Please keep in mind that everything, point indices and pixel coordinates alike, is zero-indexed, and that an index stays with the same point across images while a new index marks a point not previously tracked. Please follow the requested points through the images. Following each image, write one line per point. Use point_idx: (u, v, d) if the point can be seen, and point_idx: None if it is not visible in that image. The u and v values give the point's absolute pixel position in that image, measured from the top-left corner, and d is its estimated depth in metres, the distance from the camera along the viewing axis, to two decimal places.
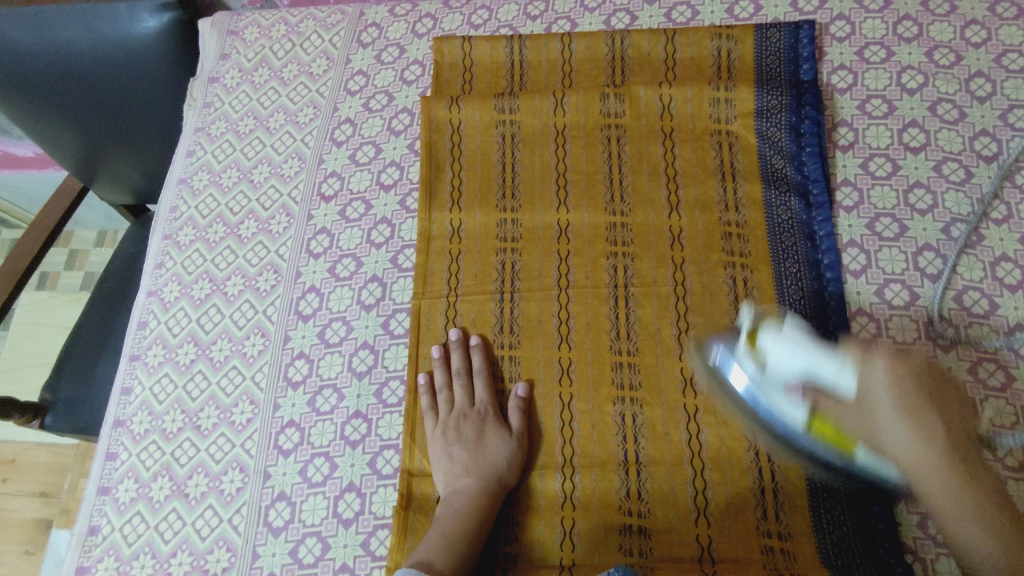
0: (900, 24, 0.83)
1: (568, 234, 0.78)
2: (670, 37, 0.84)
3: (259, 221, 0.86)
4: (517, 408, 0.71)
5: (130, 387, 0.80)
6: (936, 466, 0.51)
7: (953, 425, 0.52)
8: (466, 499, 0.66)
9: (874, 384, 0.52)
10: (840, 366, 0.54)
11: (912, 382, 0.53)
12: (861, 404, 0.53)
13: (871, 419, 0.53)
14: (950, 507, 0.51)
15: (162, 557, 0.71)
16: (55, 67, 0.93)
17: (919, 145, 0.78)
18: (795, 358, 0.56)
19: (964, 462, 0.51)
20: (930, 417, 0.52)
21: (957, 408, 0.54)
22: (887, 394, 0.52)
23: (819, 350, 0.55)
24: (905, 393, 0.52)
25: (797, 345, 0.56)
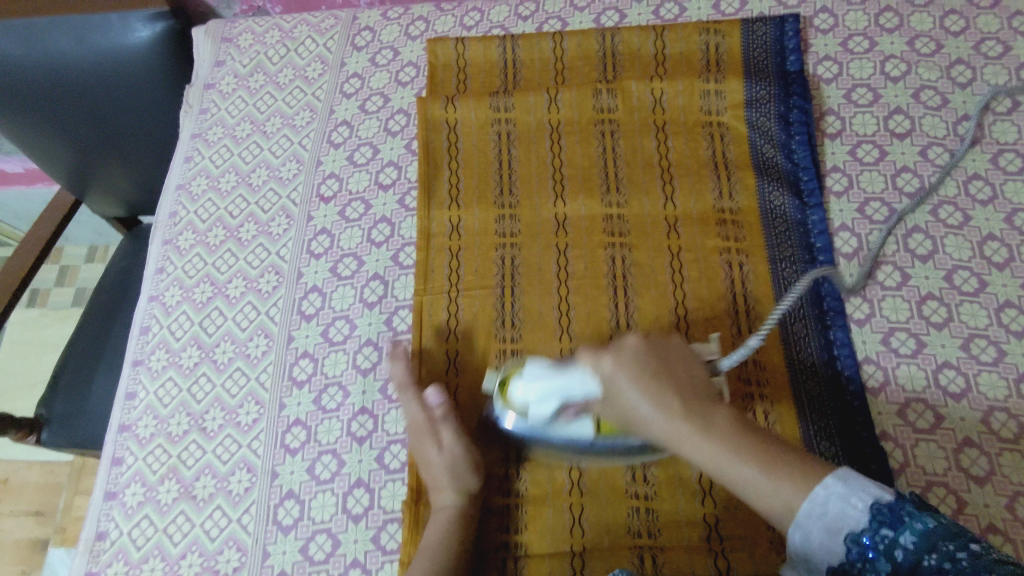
0: (882, 15, 0.86)
1: (567, 227, 0.79)
2: (659, 33, 0.86)
3: (259, 224, 0.86)
4: (443, 418, 0.69)
5: (134, 392, 0.80)
6: (673, 427, 0.51)
7: (681, 383, 0.54)
8: (437, 518, 0.66)
9: (608, 377, 0.56)
10: (581, 376, 0.59)
11: (636, 361, 0.55)
12: (614, 399, 0.56)
13: (626, 410, 0.55)
14: (722, 462, 0.49)
15: (171, 559, 0.71)
16: (48, 83, 0.93)
17: (904, 131, 0.80)
18: (551, 395, 0.61)
19: (706, 417, 0.51)
20: (659, 382, 0.53)
21: (681, 354, 0.57)
22: (620, 375, 0.55)
23: (561, 375, 0.61)
24: (629, 369, 0.55)
25: (546, 378, 0.62)
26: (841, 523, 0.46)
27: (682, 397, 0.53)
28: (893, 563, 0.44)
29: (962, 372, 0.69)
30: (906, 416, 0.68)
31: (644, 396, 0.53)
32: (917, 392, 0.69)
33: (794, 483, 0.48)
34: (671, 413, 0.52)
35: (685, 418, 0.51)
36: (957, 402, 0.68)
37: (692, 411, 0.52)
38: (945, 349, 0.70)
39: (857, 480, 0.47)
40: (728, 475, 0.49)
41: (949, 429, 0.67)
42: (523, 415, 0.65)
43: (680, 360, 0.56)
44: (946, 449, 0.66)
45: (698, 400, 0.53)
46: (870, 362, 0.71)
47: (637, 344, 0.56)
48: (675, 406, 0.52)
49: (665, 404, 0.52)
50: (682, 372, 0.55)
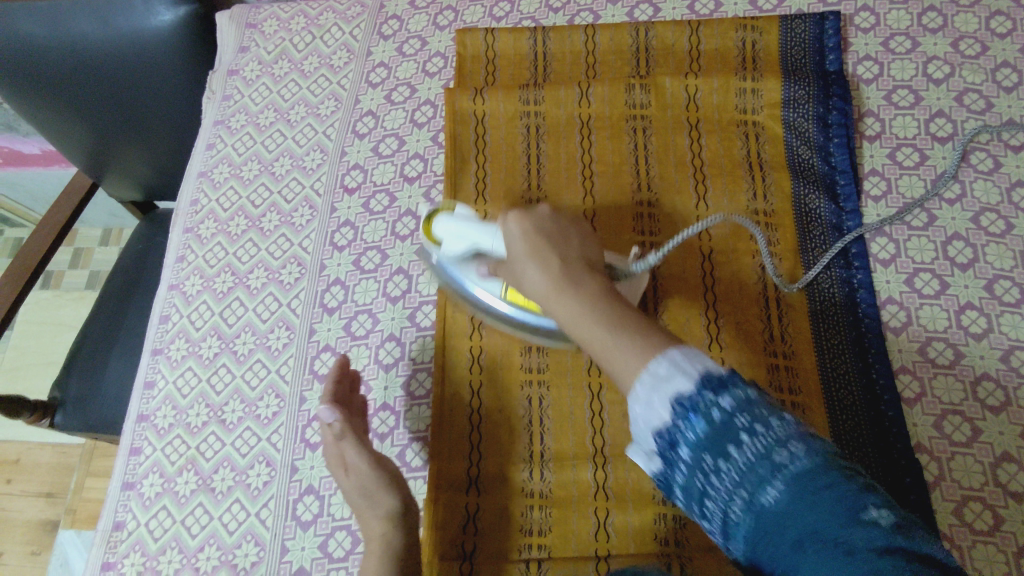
0: (925, 15, 0.83)
1: (595, 225, 0.77)
2: (694, 28, 0.84)
3: (282, 214, 0.85)
4: (342, 437, 0.67)
5: (153, 381, 0.79)
6: (545, 290, 0.49)
7: (568, 252, 0.52)
8: (371, 545, 0.63)
9: (508, 234, 0.54)
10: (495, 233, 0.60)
11: (536, 223, 0.53)
12: (513, 266, 0.54)
13: (516, 260, 0.53)
14: (574, 309, 0.47)
15: (188, 552, 0.70)
16: (69, 64, 0.92)
17: (946, 135, 0.78)
18: (462, 237, 0.63)
19: (575, 279, 0.49)
20: (543, 250, 0.51)
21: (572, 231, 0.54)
22: (515, 225, 0.54)
23: (478, 225, 0.62)
24: (531, 225, 0.53)
25: (465, 221, 0.63)
26: (671, 386, 0.41)
27: (561, 254, 0.51)
28: (712, 421, 0.40)
29: (1002, 385, 0.67)
30: (942, 428, 0.66)
31: (528, 253, 0.51)
32: (954, 405, 0.67)
33: (644, 350, 0.43)
34: (551, 266, 0.50)
35: (564, 276, 0.49)
36: (996, 416, 0.66)
37: (565, 267, 0.50)
38: (983, 361, 0.68)
39: (685, 357, 0.42)
40: (618, 375, 0.44)
41: (987, 443, 0.65)
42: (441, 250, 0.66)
43: (581, 242, 0.54)
44: (983, 463, 0.65)
45: (576, 267, 0.50)
46: (905, 372, 0.69)
47: (547, 213, 0.55)
48: (553, 261, 0.50)
49: (546, 265, 0.50)
50: (573, 250, 0.52)
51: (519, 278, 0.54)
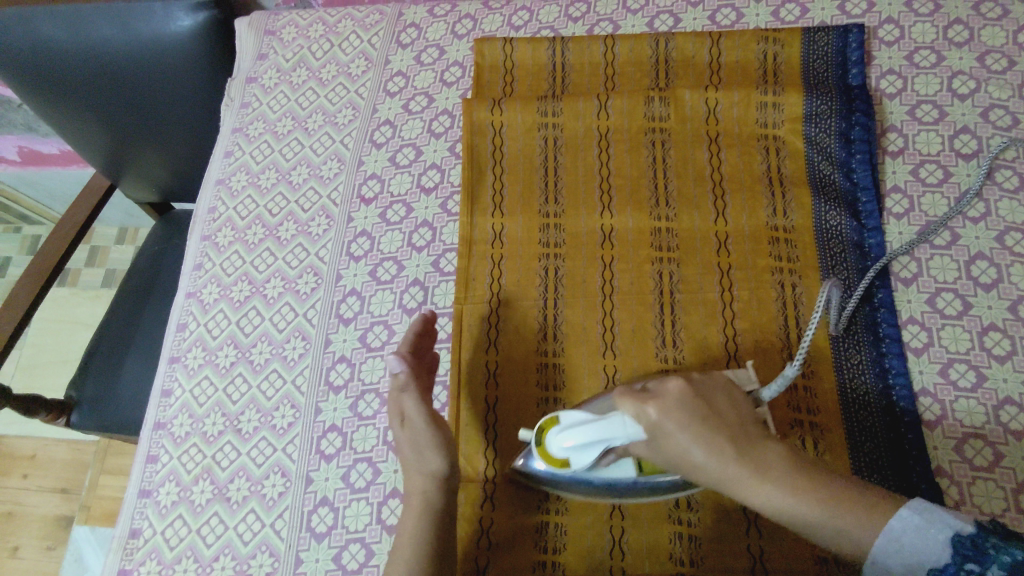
0: (951, 28, 0.82)
1: (612, 239, 0.77)
2: (715, 40, 0.83)
3: (299, 223, 0.85)
4: (406, 389, 0.68)
5: (170, 389, 0.79)
6: (727, 472, 0.52)
7: (727, 421, 0.54)
8: (413, 500, 0.64)
9: (653, 424, 0.53)
10: (629, 432, 0.55)
11: (684, 410, 0.53)
12: (667, 457, 0.55)
13: (671, 442, 0.53)
14: (777, 504, 0.50)
15: (203, 561, 0.70)
16: (90, 68, 0.93)
17: (971, 152, 0.76)
18: (591, 441, 0.57)
19: (763, 460, 0.51)
20: (710, 433, 0.52)
21: (728, 397, 0.56)
22: (668, 422, 0.53)
23: (597, 423, 0.57)
24: (676, 415, 0.53)
25: (586, 427, 0.57)
26: None
27: (727, 432, 0.53)
28: None
29: None
30: (963, 451, 0.65)
31: (693, 439, 0.52)
32: (976, 428, 0.66)
33: (853, 526, 0.49)
34: (724, 450, 0.52)
35: (748, 465, 0.51)
36: (1019, 441, 0.65)
37: (745, 451, 0.52)
38: (1007, 384, 0.67)
39: (931, 524, 0.42)
40: (779, 511, 0.50)
41: (1010, 468, 0.64)
42: (571, 467, 0.61)
43: (727, 399, 0.56)
44: (1005, 488, 0.64)
45: (748, 440, 0.52)
46: (926, 394, 0.68)
47: (680, 391, 0.55)
48: (727, 445, 0.52)
49: (716, 447, 0.52)
50: (737, 424, 0.54)
51: (667, 451, 0.54)
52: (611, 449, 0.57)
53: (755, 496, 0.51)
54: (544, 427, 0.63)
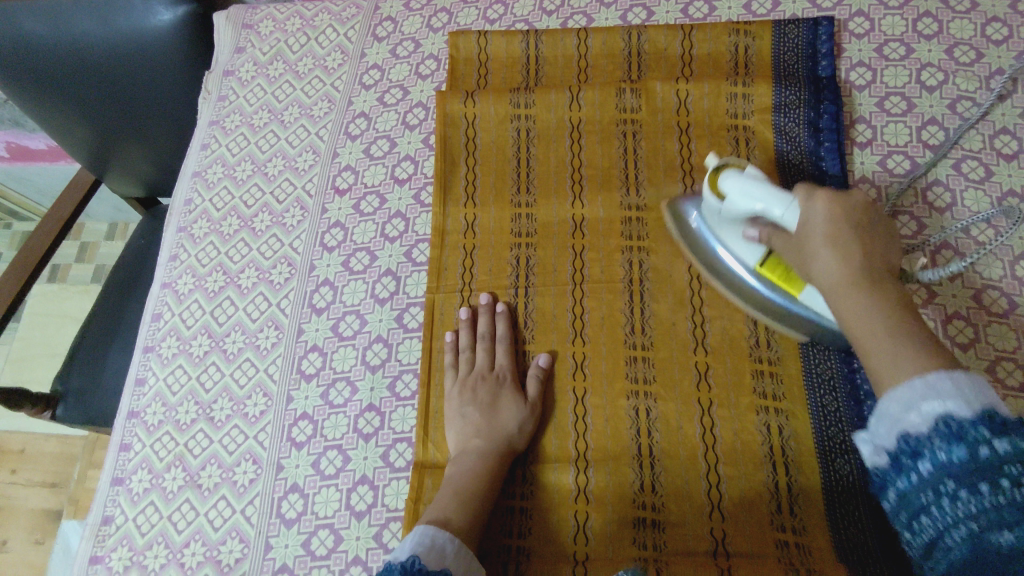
0: (919, 21, 0.83)
1: (583, 229, 0.78)
2: (687, 32, 0.84)
3: (274, 214, 0.86)
4: (533, 374, 0.72)
5: (144, 378, 0.80)
6: (836, 274, 0.54)
7: (875, 250, 0.54)
8: (469, 459, 0.67)
9: (808, 217, 0.57)
10: (788, 204, 0.59)
11: (831, 207, 0.56)
12: (804, 240, 0.57)
13: (808, 240, 0.57)
14: (856, 308, 0.51)
15: (174, 547, 0.71)
16: (71, 64, 0.93)
17: (938, 142, 0.77)
18: (748, 195, 0.62)
19: (876, 282, 0.52)
20: (842, 234, 0.54)
21: (887, 237, 0.56)
22: (816, 216, 0.56)
23: (763, 186, 0.62)
24: (823, 225, 0.56)
25: (757, 182, 0.62)
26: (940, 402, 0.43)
27: (866, 262, 0.53)
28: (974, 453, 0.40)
29: None
30: None
31: (824, 243, 0.55)
32: None
33: (909, 360, 0.46)
34: (850, 258, 0.54)
35: (868, 284, 0.52)
36: None
37: (869, 277, 0.52)
38: (969, 372, 0.68)
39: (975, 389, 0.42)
40: (864, 334, 0.50)
41: None
42: (724, 204, 0.66)
43: (886, 249, 0.55)
44: None
45: (874, 275, 0.52)
46: None
47: (859, 201, 0.56)
48: (854, 254, 0.54)
49: (843, 252, 0.54)
50: (881, 254, 0.54)
51: (807, 258, 0.57)
52: (766, 217, 0.62)
53: (851, 322, 0.51)
54: (718, 169, 0.67)
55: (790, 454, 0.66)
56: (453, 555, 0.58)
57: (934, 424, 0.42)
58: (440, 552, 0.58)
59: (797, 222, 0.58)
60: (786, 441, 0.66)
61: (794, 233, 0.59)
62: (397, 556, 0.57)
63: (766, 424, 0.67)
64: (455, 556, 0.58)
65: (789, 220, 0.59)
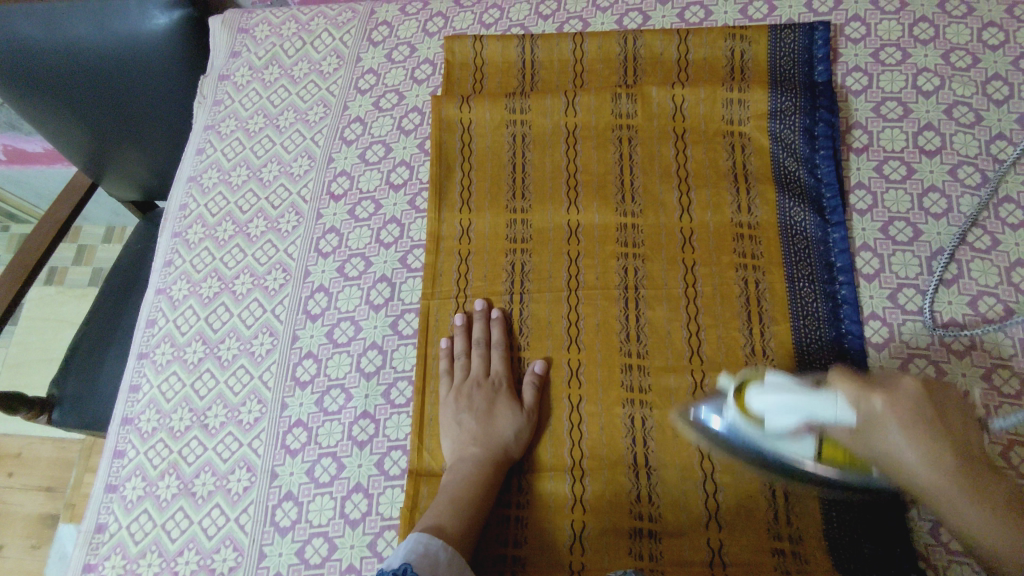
0: (916, 26, 0.82)
1: (579, 235, 0.77)
2: (683, 37, 0.83)
3: (268, 220, 0.85)
4: (529, 382, 0.71)
5: (138, 384, 0.80)
6: (939, 483, 0.52)
7: (947, 427, 0.54)
8: (465, 467, 0.67)
9: (874, 416, 0.53)
10: (835, 401, 0.54)
11: (909, 406, 0.53)
12: (867, 432, 0.53)
13: (890, 444, 0.53)
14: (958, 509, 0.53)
15: (168, 556, 0.71)
16: (66, 68, 0.93)
17: (934, 148, 0.77)
18: (795, 410, 0.55)
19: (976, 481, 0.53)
20: (938, 443, 0.52)
21: (944, 398, 0.57)
22: (891, 416, 0.52)
23: (806, 392, 0.55)
24: (904, 411, 0.52)
25: (790, 393, 0.55)
26: None
27: (954, 450, 0.53)
28: None
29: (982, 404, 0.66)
30: None
31: (914, 444, 0.52)
32: None
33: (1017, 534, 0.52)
34: (946, 463, 0.52)
35: (959, 470, 0.52)
36: None
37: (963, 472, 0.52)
38: (966, 379, 0.67)
39: None
40: (951, 512, 0.53)
41: None
42: (757, 424, 0.58)
43: (947, 411, 0.56)
44: None
45: (967, 464, 0.53)
46: None
47: (916, 389, 0.54)
48: (948, 458, 0.52)
49: (941, 459, 0.52)
50: (949, 426, 0.54)
51: (887, 445, 0.53)
52: (811, 421, 0.55)
53: (956, 514, 0.53)
54: (739, 386, 0.61)
55: None
56: (446, 563, 0.58)
57: None
58: (433, 561, 0.58)
59: (858, 421, 0.53)
60: None
61: (852, 432, 0.53)
62: (388, 564, 0.57)
63: None
64: (447, 565, 0.58)
65: (842, 418, 0.53)
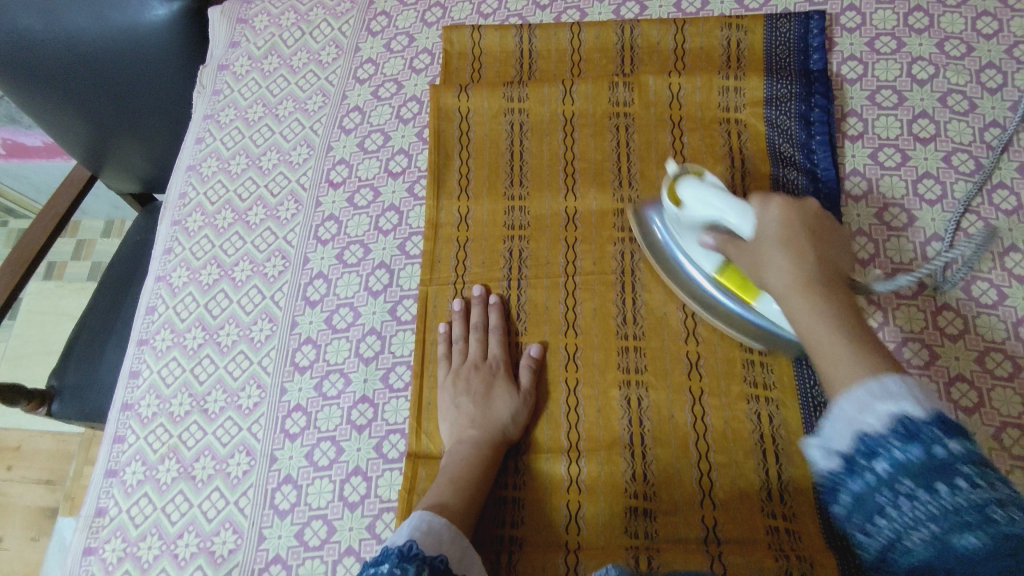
0: (910, 15, 0.83)
1: (576, 221, 0.78)
2: (679, 26, 0.84)
3: (268, 208, 0.86)
4: (528, 366, 0.72)
5: (138, 370, 0.80)
6: (790, 281, 0.55)
7: (830, 267, 0.56)
8: (464, 448, 0.67)
9: (766, 237, 0.58)
10: (742, 212, 0.60)
11: (800, 224, 0.57)
12: (759, 248, 0.59)
13: (763, 243, 0.58)
14: (802, 313, 0.53)
15: (168, 538, 0.71)
16: (66, 59, 0.93)
17: (929, 136, 0.78)
18: (711, 204, 0.63)
19: (821, 287, 0.53)
20: (800, 244, 0.56)
21: (842, 246, 0.59)
22: (772, 240, 0.57)
23: (717, 194, 0.63)
24: (789, 232, 0.57)
25: (705, 189, 0.64)
26: (899, 406, 0.41)
27: (822, 275, 0.54)
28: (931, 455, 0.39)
29: (976, 386, 0.67)
30: None
31: (783, 250, 0.56)
32: None
33: (870, 371, 0.45)
34: (805, 262, 0.55)
35: (819, 291, 0.53)
36: (969, 417, 0.66)
37: (818, 285, 0.54)
38: (959, 362, 0.68)
39: (923, 393, 0.42)
40: (830, 364, 0.48)
41: None
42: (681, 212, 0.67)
43: (841, 254, 0.58)
44: None
45: (829, 285, 0.54)
46: None
47: (809, 210, 0.59)
48: (807, 258, 0.55)
49: (799, 265, 0.55)
50: (836, 267, 0.56)
51: (762, 264, 0.58)
52: (721, 223, 0.63)
53: (814, 338, 0.51)
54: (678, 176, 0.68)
55: (781, 442, 0.66)
56: (450, 540, 0.58)
57: (893, 425, 0.41)
58: (439, 535, 0.58)
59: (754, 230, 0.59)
60: (777, 429, 0.67)
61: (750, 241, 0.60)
62: (393, 540, 0.57)
63: (757, 412, 0.68)
64: (451, 543, 0.58)
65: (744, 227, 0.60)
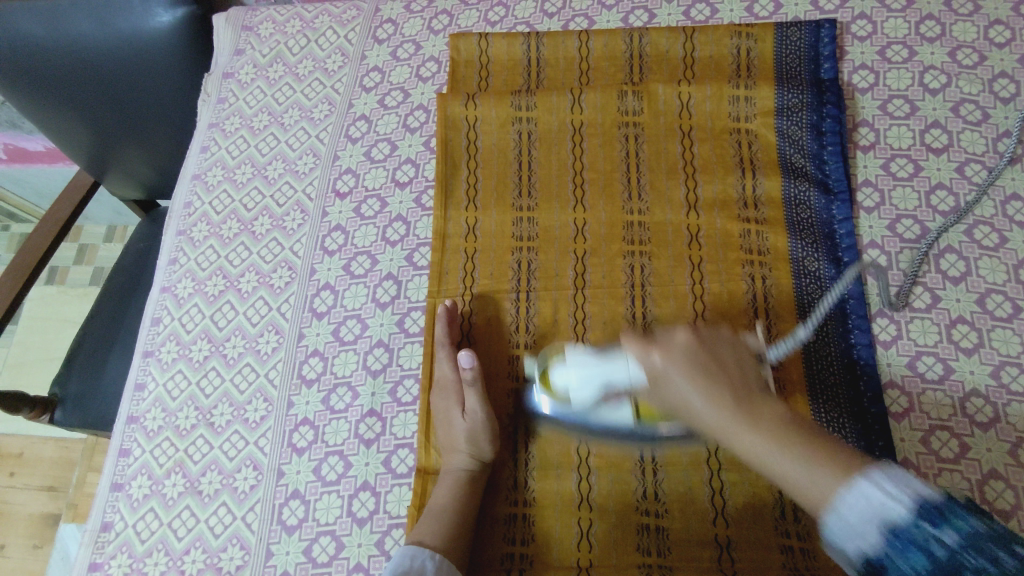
0: (922, 23, 0.82)
1: (585, 233, 0.77)
2: (689, 35, 0.83)
3: (274, 218, 0.85)
4: (469, 382, 0.69)
5: (143, 383, 0.80)
6: (721, 420, 0.49)
7: (731, 373, 0.51)
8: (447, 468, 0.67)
9: (657, 371, 0.53)
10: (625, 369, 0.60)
11: (682, 359, 0.52)
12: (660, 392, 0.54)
13: (680, 401, 0.52)
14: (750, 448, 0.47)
15: (174, 554, 0.71)
16: (68, 65, 0.92)
17: (941, 146, 0.77)
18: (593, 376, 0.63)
19: (729, 384, 0.50)
20: (703, 378, 0.51)
21: (732, 345, 0.54)
22: (673, 370, 0.52)
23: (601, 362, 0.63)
24: (683, 363, 0.52)
25: (587, 365, 0.63)
26: (882, 512, 0.42)
27: (732, 389, 0.50)
28: (935, 557, 0.40)
29: (991, 401, 0.66)
30: (929, 443, 0.66)
31: (692, 384, 0.51)
32: (943, 420, 0.66)
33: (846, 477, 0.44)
34: (722, 401, 0.49)
35: (744, 408, 0.48)
36: (984, 432, 0.65)
37: (744, 404, 0.49)
38: (973, 377, 0.67)
39: (890, 478, 0.43)
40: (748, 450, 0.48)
41: (974, 460, 0.65)
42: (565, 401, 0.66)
43: (731, 350, 0.54)
44: (970, 480, 0.64)
45: (752, 395, 0.50)
46: (894, 386, 0.68)
47: (683, 342, 0.53)
48: (727, 397, 0.50)
49: (712, 396, 0.50)
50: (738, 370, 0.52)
51: (665, 394, 0.54)
52: (609, 387, 0.62)
53: (756, 462, 0.48)
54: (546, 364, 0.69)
55: None
56: (433, 572, 0.60)
57: (888, 539, 0.42)
58: (422, 568, 0.60)
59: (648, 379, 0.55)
60: None
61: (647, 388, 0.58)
62: None
63: None
64: (436, 573, 0.60)
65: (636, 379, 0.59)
